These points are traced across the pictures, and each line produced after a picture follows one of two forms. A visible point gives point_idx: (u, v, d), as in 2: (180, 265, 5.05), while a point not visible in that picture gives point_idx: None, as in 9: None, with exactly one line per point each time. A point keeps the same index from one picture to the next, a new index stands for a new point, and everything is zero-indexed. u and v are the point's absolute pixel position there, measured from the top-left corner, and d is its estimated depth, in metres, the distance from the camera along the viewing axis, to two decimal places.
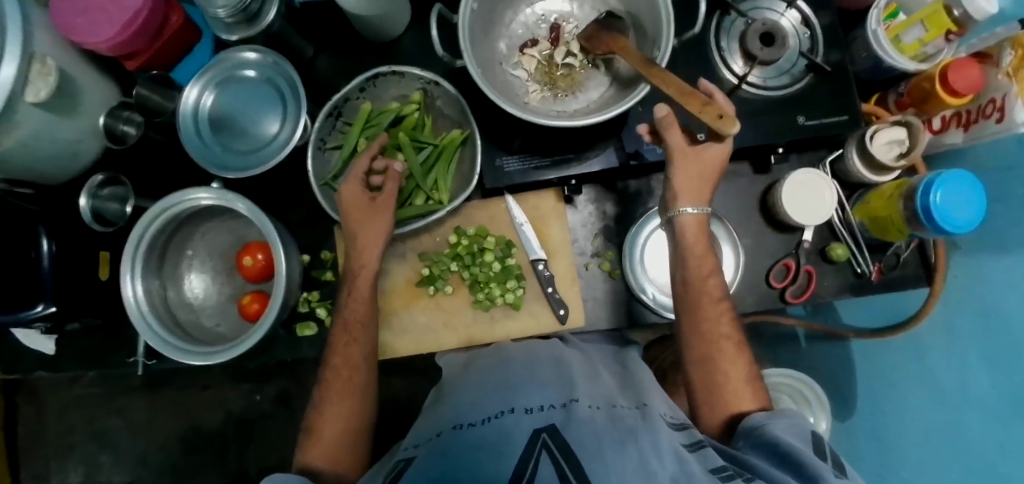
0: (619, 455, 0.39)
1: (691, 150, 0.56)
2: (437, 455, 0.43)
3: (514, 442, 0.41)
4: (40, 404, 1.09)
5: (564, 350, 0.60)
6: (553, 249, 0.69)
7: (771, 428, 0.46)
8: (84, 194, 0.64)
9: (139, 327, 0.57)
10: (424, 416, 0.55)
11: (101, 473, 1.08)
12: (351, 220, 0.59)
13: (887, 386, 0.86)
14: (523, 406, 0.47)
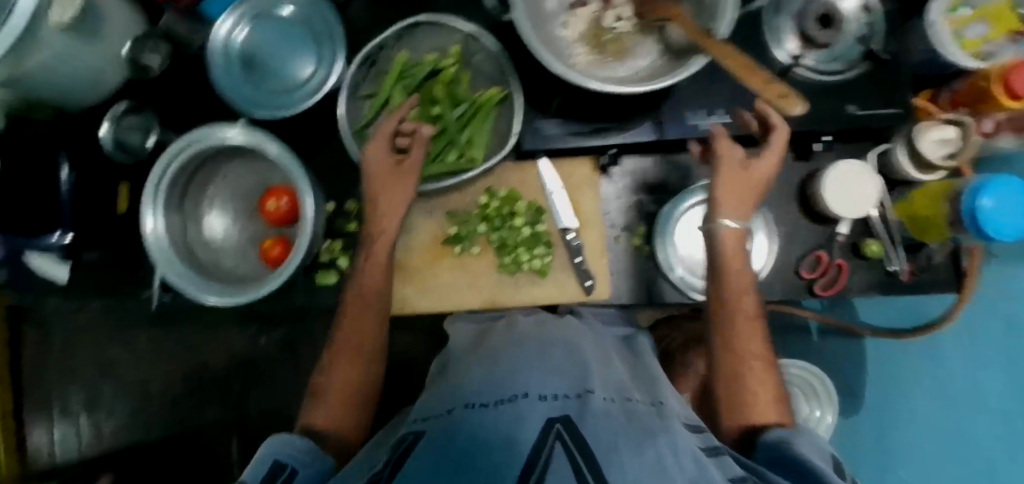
0: (636, 453, 0.36)
1: (740, 164, 0.54)
2: (444, 438, 0.40)
3: (528, 426, 0.39)
4: (46, 330, 1.20)
5: (579, 336, 0.57)
6: (586, 218, 0.65)
7: (795, 443, 0.44)
8: (107, 123, 0.68)
9: (158, 262, 0.60)
10: (432, 390, 0.53)
11: (104, 396, 1.20)
12: (374, 184, 0.57)
13: (900, 389, 0.85)
14: (538, 393, 0.44)
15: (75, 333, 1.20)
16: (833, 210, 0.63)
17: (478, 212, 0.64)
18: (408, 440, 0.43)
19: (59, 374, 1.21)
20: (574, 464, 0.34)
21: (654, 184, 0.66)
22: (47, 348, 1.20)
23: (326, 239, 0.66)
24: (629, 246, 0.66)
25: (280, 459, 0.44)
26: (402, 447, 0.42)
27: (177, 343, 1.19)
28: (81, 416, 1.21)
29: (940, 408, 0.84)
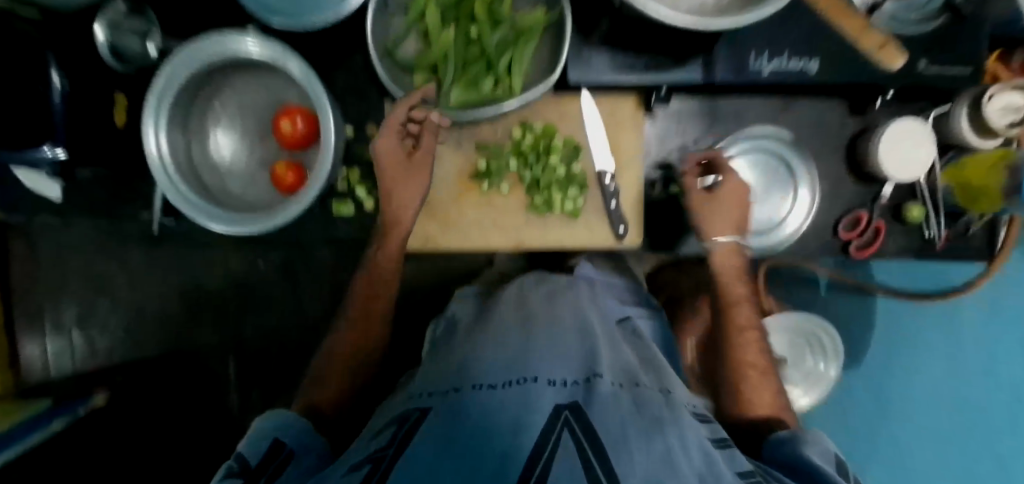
0: (645, 445, 0.35)
1: (707, 194, 0.57)
2: (448, 417, 0.38)
3: (536, 408, 0.38)
4: (34, 243, 1.15)
5: (587, 315, 0.56)
6: (624, 160, 0.61)
7: (801, 448, 0.45)
8: (100, 25, 0.61)
9: (161, 184, 0.54)
10: (434, 367, 0.52)
11: (97, 312, 1.18)
12: (387, 177, 0.57)
13: (907, 353, 0.87)
14: (547, 377, 0.43)
15: (67, 247, 1.16)
16: (887, 173, 0.60)
17: (512, 147, 0.60)
18: (413, 417, 0.41)
19: (49, 287, 1.17)
20: (583, 451, 0.33)
21: (699, 128, 0.63)
22: (37, 261, 1.16)
23: (343, 167, 0.62)
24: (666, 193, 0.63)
25: (280, 438, 0.46)
26: (408, 422, 0.40)
27: (173, 262, 1.17)
28: (75, 331, 1.19)
29: (940, 378, 0.87)
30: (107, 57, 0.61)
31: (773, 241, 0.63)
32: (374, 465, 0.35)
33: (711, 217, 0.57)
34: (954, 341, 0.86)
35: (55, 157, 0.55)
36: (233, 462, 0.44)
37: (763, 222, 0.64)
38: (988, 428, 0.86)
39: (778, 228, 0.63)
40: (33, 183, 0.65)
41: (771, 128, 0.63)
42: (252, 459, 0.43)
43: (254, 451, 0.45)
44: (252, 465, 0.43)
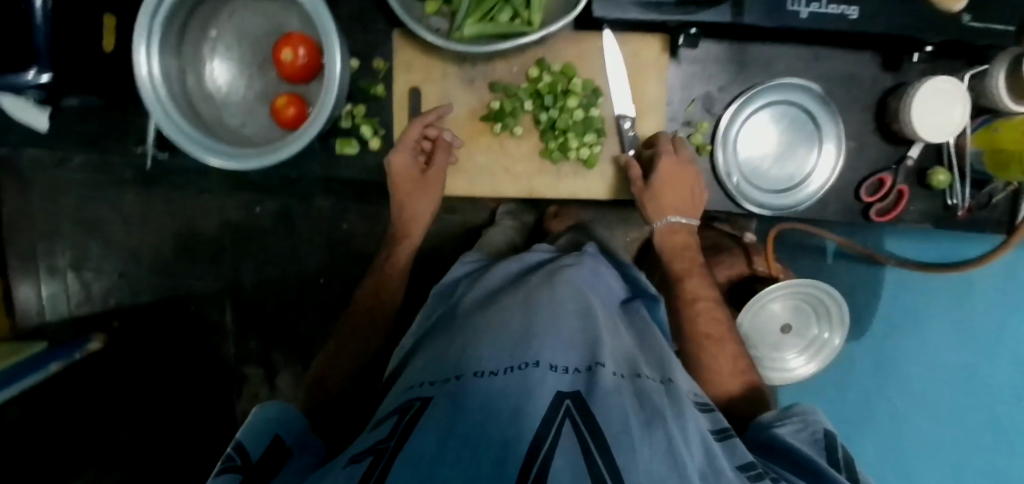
0: (648, 438, 0.36)
1: (643, 185, 0.57)
2: (449, 402, 0.37)
3: (538, 395, 0.36)
4: (24, 183, 1.12)
5: (590, 298, 0.55)
6: (646, 106, 0.58)
7: (780, 429, 0.48)
8: None
9: (156, 115, 0.50)
10: (433, 349, 0.51)
11: (91, 257, 1.16)
12: (401, 193, 0.58)
13: (913, 326, 0.87)
14: (549, 361, 0.41)
15: (59, 187, 1.13)
16: (918, 136, 0.57)
17: (527, 87, 0.57)
18: (414, 407, 0.39)
19: (42, 228, 1.14)
20: (584, 443, 0.33)
21: (727, 77, 0.59)
22: (28, 200, 1.13)
23: (347, 102, 0.57)
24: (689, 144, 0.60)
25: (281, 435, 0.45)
26: (409, 412, 0.38)
27: (168, 207, 1.14)
28: (69, 274, 1.16)
29: (923, 359, 0.87)
30: None
31: (796, 200, 0.60)
32: (374, 456, 0.33)
33: (657, 208, 0.58)
34: (926, 320, 0.86)
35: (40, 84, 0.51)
36: (232, 451, 0.40)
37: (786, 179, 0.61)
38: (992, 406, 0.84)
39: (803, 185, 0.60)
40: (20, 112, 0.61)
41: (798, 80, 0.58)
42: (253, 454, 0.41)
43: (254, 445, 0.42)
44: (253, 461, 0.40)
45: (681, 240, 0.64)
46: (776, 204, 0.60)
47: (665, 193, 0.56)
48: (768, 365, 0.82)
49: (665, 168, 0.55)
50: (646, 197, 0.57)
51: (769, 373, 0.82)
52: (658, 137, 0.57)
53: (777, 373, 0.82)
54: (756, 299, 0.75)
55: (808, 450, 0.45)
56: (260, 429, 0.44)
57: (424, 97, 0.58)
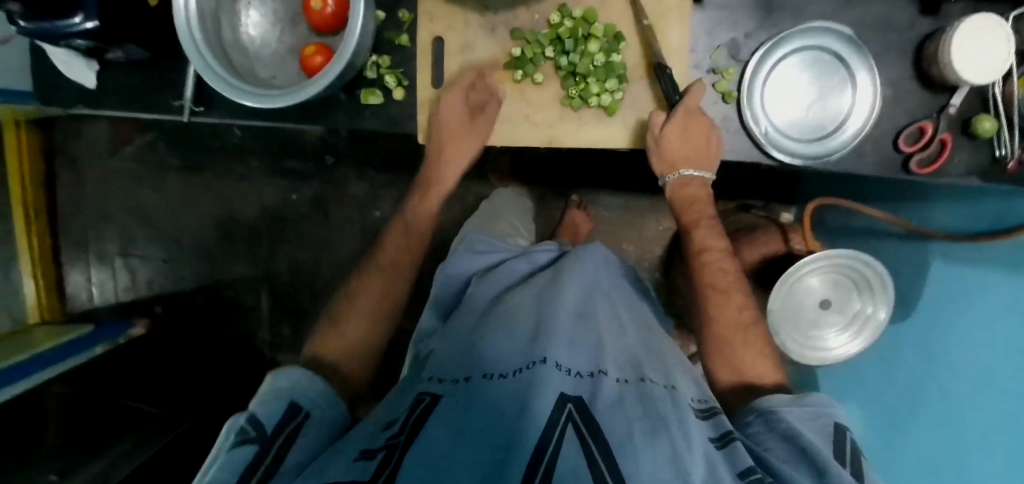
0: (650, 444, 0.36)
1: (657, 133, 0.57)
2: (461, 405, 0.40)
3: (544, 396, 0.38)
4: (79, 171, 1.19)
5: (598, 297, 0.56)
6: (668, 52, 0.57)
7: (789, 415, 0.47)
8: None
9: (196, 62, 0.55)
10: (449, 340, 0.54)
11: (137, 244, 1.21)
12: (444, 135, 0.61)
13: (956, 297, 0.71)
14: (556, 359, 0.43)
15: (110, 175, 1.19)
16: (963, 79, 0.54)
17: (548, 33, 0.56)
18: (425, 401, 0.43)
19: (95, 214, 1.21)
20: (588, 450, 0.35)
21: (750, 22, 0.58)
22: (83, 188, 1.20)
23: (372, 52, 0.58)
24: (714, 92, 0.59)
25: (297, 401, 0.46)
26: (421, 407, 0.42)
27: (209, 194, 1.19)
28: (117, 260, 1.22)
29: (960, 340, 0.70)
30: None
31: (830, 149, 0.57)
32: (387, 453, 0.37)
33: (664, 158, 0.58)
34: (936, 343, 0.73)
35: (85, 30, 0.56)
36: (245, 419, 0.43)
37: (818, 128, 0.59)
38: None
39: (837, 132, 0.58)
40: (68, 68, 0.66)
41: (828, 23, 0.56)
42: (268, 426, 0.42)
43: (271, 412, 0.44)
44: (267, 431, 0.42)
45: (692, 192, 0.62)
46: (807, 154, 0.58)
47: (676, 148, 0.57)
48: (804, 344, 0.77)
49: (678, 123, 0.55)
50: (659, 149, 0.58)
51: (807, 352, 0.77)
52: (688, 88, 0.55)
53: (815, 353, 0.77)
54: (789, 273, 0.72)
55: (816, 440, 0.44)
56: (277, 396, 0.45)
57: (446, 46, 0.59)
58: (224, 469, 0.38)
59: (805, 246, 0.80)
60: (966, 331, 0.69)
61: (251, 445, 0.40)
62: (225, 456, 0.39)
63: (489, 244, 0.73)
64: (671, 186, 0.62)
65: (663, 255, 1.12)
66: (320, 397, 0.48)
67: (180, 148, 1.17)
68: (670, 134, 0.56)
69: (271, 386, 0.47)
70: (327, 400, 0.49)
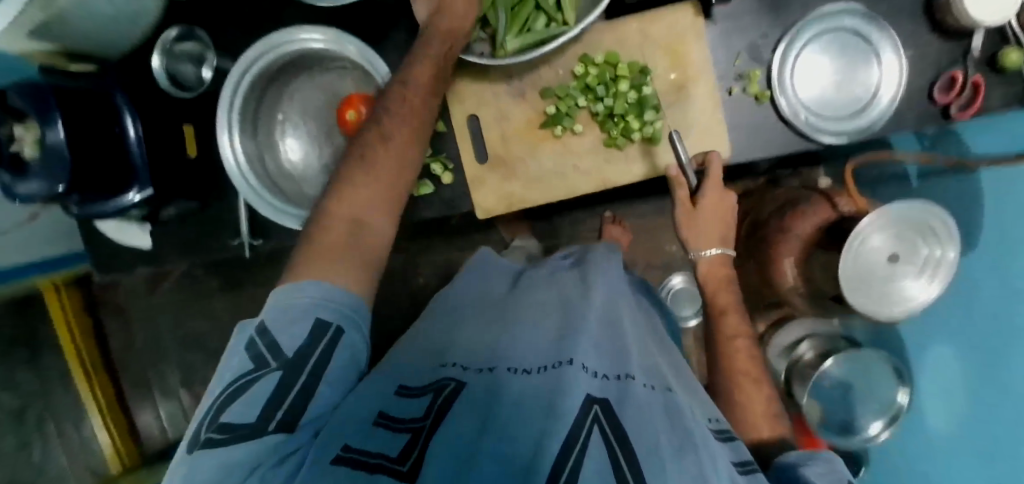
0: (678, 463, 0.34)
1: (691, 211, 0.59)
2: (483, 396, 0.39)
3: (570, 396, 0.36)
4: (126, 317, 1.21)
5: (621, 302, 0.56)
6: (693, 73, 0.59)
7: (807, 470, 0.44)
8: (158, 52, 0.64)
9: (242, 187, 0.58)
10: (460, 333, 0.53)
11: (197, 368, 1.23)
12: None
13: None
14: (583, 360, 0.41)
15: (157, 311, 1.21)
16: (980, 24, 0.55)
17: (576, 84, 0.59)
18: (449, 386, 0.42)
19: (150, 352, 1.23)
20: (612, 457, 0.32)
21: (762, 22, 0.59)
22: (132, 332, 1.22)
23: None
24: (748, 96, 0.60)
25: (322, 316, 0.41)
26: (445, 391, 0.41)
27: (256, 303, 1.20)
28: (180, 391, 1.24)
29: None
30: (160, 77, 0.64)
31: (870, 121, 0.59)
32: (412, 434, 0.36)
33: (701, 235, 0.59)
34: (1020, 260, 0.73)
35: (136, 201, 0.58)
36: (263, 343, 0.39)
37: (852, 103, 0.60)
38: None
39: (874, 103, 0.59)
40: (121, 235, 0.70)
41: (840, 5, 0.58)
42: (287, 351, 0.39)
43: (291, 336, 0.39)
44: (288, 357, 0.39)
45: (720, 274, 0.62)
46: (849, 130, 0.60)
47: (711, 220, 0.59)
48: (888, 302, 0.72)
49: (711, 195, 0.58)
50: (694, 221, 0.59)
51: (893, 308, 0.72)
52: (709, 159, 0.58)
53: (900, 308, 0.72)
54: (852, 239, 0.68)
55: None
56: (300, 311, 0.41)
57: (482, 120, 0.63)
58: (249, 404, 0.36)
59: (852, 202, 0.75)
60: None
61: (277, 372, 0.38)
62: (248, 393, 0.37)
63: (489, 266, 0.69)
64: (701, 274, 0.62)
65: None
66: (353, 309, 0.43)
67: (217, 269, 1.18)
68: (704, 207, 0.58)
69: (284, 300, 0.41)
70: (356, 312, 0.44)
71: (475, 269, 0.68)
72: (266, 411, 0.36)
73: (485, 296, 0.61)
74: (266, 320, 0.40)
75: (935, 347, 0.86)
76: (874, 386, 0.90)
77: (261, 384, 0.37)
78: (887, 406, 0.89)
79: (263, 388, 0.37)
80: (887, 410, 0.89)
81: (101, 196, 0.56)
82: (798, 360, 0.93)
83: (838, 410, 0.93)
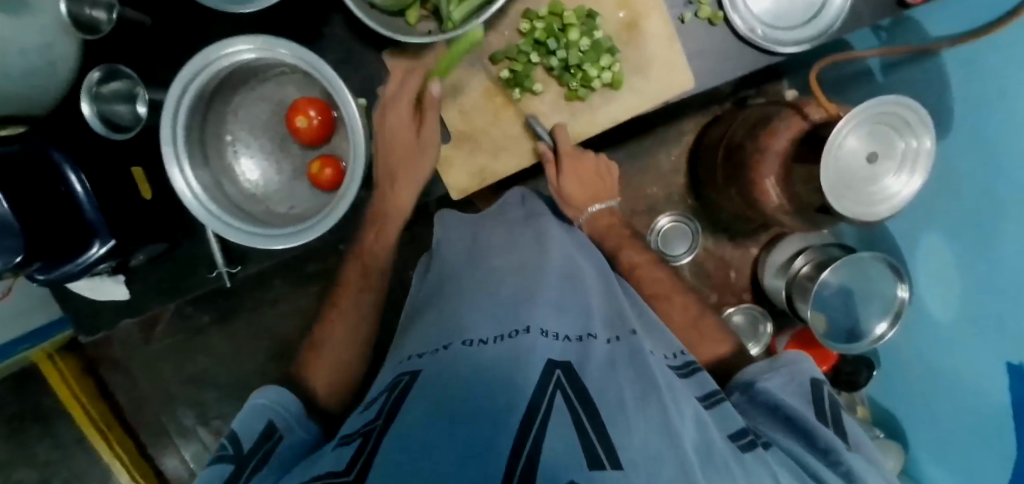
0: (641, 412, 0.35)
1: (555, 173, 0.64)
2: (437, 378, 0.38)
3: (533, 367, 0.37)
4: (126, 370, 1.13)
5: (574, 257, 0.57)
6: (641, 6, 0.60)
7: (770, 384, 0.52)
8: (85, 97, 0.60)
9: (201, 215, 0.55)
10: (421, 323, 0.52)
11: (211, 408, 1.16)
12: None
13: (981, 89, 0.73)
14: (540, 326, 0.43)
15: (156, 358, 1.13)
16: None
17: (525, 41, 0.60)
18: (404, 381, 0.40)
19: (158, 396, 1.15)
20: (575, 416, 0.33)
21: None
22: (137, 384, 1.14)
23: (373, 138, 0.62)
24: (699, 20, 0.61)
25: (273, 420, 0.49)
26: (398, 389, 0.39)
27: (251, 327, 1.13)
28: (199, 430, 1.17)
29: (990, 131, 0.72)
30: (95, 123, 0.60)
31: (827, 22, 0.61)
32: (362, 439, 0.34)
33: (572, 198, 0.66)
34: (976, 136, 0.74)
35: (99, 254, 0.56)
36: (226, 441, 0.46)
37: (807, 9, 0.62)
38: None
39: (827, 4, 0.61)
40: (96, 291, 0.67)
41: None
42: (244, 443, 0.45)
43: (249, 432, 0.47)
44: (243, 450, 0.44)
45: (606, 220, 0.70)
46: (809, 35, 0.62)
47: (576, 187, 0.65)
48: (872, 201, 0.68)
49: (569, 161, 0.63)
50: (563, 196, 0.66)
51: (884, 210, 0.68)
52: (557, 132, 0.62)
53: (886, 206, 0.68)
54: (831, 140, 0.63)
55: (799, 405, 0.49)
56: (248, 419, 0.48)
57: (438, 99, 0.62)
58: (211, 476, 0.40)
59: (824, 111, 0.72)
60: (1003, 131, 0.70)
61: (229, 463, 0.42)
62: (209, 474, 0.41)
63: (452, 233, 0.67)
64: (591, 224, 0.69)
65: (688, 182, 1.09)
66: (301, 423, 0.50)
67: (207, 304, 1.11)
68: (567, 181, 0.64)
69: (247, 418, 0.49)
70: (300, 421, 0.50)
71: (438, 242, 0.67)
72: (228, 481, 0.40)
73: (446, 269, 0.61)
74: (235, 428, 0.47)
75: (925, 236, 0.87)
76: (876, 285, 0.91)
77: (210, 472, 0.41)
78: (889, 301, 0.89)
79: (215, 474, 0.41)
80: (891, 308, 0.89)
81: (65, 259, 0.54)
82: (796, 275, 0.96)
83: (842, 317, 0.95)
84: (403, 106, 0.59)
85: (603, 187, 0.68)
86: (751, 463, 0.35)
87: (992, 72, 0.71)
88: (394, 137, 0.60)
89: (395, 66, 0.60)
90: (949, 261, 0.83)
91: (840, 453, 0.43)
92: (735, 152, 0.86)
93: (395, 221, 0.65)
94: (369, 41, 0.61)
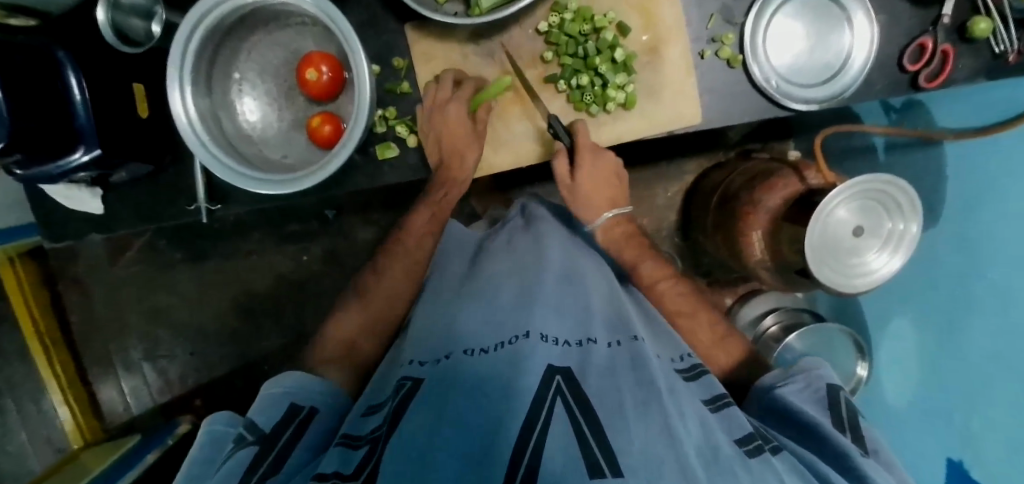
0: (641, 418, 0.34)
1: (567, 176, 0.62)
2: (439, 383, 0.38)
3: (535, 373, 0.37)
4: (85, 290, 1.11)
5: (581, 265, 0.58)
6: (667, 32, 0.62)
7: (785, 390, 0.50)
8: (102, 5, 0.58)
9: (200, 154, 0.54)
10: (430, 317, 0.53)
11: (162, 345, 1.14)
12: None
13: (985, 180, 0.75)
14: (541, 331, 0.43)
15: (119, 284, 1.12)
16: None
17: (557, 34, 0.61)
18: (406, 385, 0.40)
19: (110, 324, 1.13)
20: (577, 426, 0.32)
21: None
22: (93, 306, 1.12)
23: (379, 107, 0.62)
24: (719, 60, 0.63)
25: (297, 402, 0.46)
26: (402, 393, 0.39)
27: (220, 273, 1.12)
28: (144, 366, 1.14)
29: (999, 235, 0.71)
30: (107, 32, 0.58)
31: (842, 84, 0.63)
32: (370, 446, 0.35)
33: (588, 201, 0.63)
34: (976, 230, 0.75)
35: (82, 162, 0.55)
36: (245, 427, 0.42)
37: (824, 69, 0.64)
38: None
39: (845, 68, 0.63)
40: (71, 200, 0.66)
41: None
42: (264, 426, 0.42)
43: (270, 415, 0.44)
44: (266, 431, 0.41)
45: (623, 230, 0.66)
46: (821, 96, 0.63)
47: (589, 186, 0.62)
48: (848, 275, 0.67)
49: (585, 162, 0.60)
50: (578, 195, 0.63)
51: (861, 286, 0.68)
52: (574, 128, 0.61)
53: (863, 280, 0.68)
54: (820, 210, 0.63)
55: (815, 412, 0.47)
56: (274, 401, 0.45)
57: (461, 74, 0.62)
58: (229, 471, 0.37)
59: (822, 178, 0.73)
60: (997, 225, 0.71)
61: (254, 446, 0.39)
62: (230, 459, 0.38)
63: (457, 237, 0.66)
64: (603, 233, 0.65)
65: (680, 221, 1.10)
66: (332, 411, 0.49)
67: (182, 241, 1.10)
68: (582, 180, 0.61)
69: (267, 394, 0.46)
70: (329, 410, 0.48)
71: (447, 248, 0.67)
72: (250, 463, 0.37)
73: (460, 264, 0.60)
74: (254, 414, 0.44)
75: (895, 322, 0.87)
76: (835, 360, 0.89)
77: (235, 456, 0.38)
78: (847, 377, 0.89)
79: (239, 460, 0.38)
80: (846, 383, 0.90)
81: (46, 157, 0.53)
82: (763, 333, 0.96)
83: None
84: (461, 104, 0.60)
85: (619, 191, 0.65)
86: (758, 466, 0.34)
87: (990, 169, 0.74)
88: (445, 129, 0.60)
89: (417, 41, 0.62)
90: (915, 344, 0.83)
91: (855, 459, 0.41)
92: (730, 197, 0.87)
93: (417, 221, 0.65)
94: (395, 11, 0.62)
